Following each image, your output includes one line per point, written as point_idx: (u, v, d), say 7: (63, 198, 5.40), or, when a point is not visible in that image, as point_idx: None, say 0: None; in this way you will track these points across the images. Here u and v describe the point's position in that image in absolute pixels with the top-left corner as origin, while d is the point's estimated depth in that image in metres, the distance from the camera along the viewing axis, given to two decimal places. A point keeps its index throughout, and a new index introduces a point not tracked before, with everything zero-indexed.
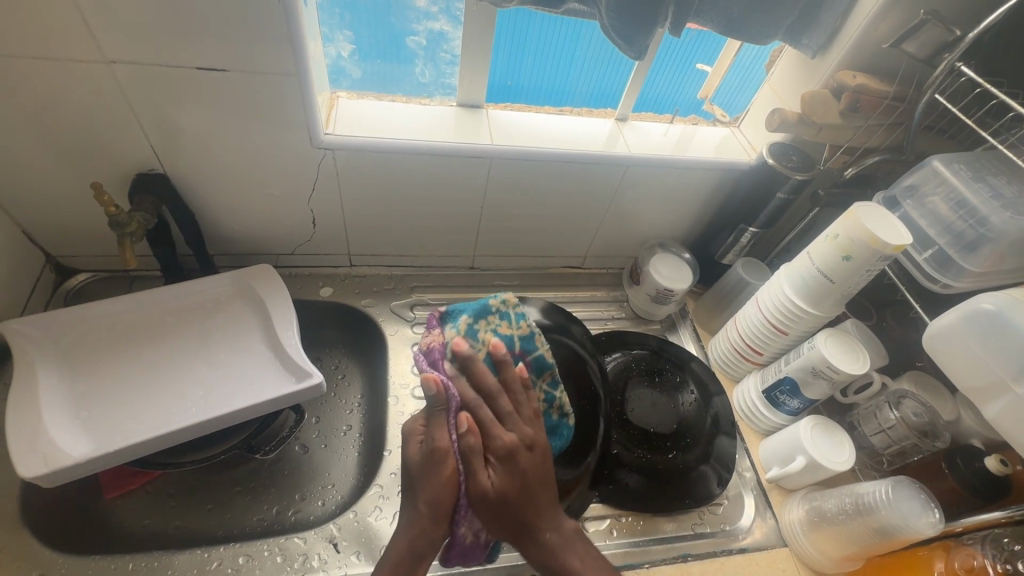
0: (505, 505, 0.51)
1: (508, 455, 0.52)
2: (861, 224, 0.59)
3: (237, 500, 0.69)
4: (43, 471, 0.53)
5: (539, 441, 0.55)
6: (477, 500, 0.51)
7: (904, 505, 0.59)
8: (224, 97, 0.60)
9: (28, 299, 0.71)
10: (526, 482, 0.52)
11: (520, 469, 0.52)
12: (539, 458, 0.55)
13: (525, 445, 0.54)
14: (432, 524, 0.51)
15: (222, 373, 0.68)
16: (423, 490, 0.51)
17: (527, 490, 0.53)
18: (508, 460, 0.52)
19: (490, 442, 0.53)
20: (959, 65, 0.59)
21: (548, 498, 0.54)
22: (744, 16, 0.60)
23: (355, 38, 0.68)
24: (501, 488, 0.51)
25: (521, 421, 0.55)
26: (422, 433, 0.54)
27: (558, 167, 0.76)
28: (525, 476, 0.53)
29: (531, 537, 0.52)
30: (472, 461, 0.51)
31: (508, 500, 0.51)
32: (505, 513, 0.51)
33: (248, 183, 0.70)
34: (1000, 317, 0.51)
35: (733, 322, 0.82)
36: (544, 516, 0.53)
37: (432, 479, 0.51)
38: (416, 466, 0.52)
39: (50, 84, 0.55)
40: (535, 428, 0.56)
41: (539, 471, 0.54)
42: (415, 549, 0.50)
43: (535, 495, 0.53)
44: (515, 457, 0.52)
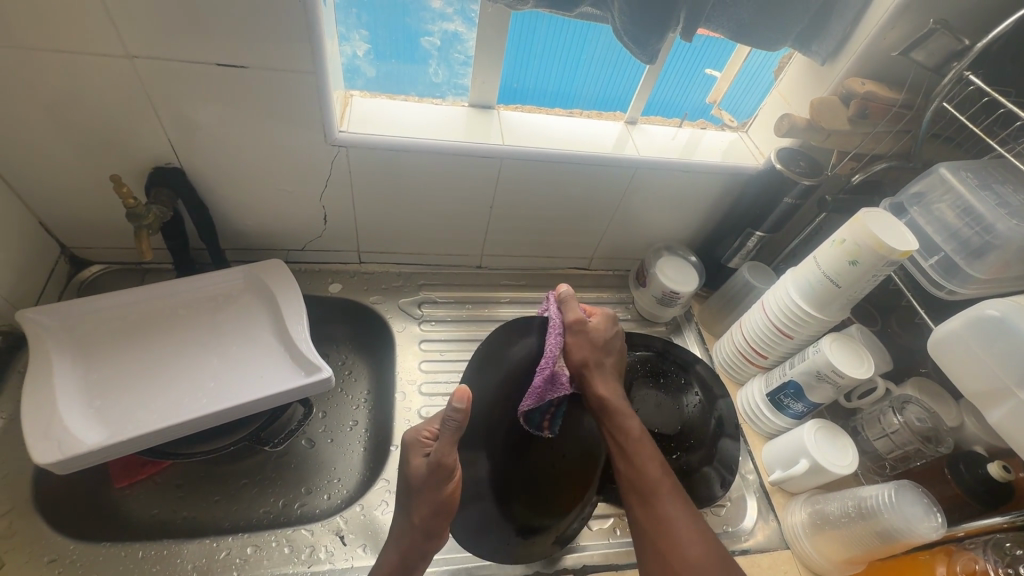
0: (597, 348, 0.67)
1: (598, 341, 0.68)
2: (868, 229, 0.60)
3: (245, 492, 0.70)
4: (58, 457, 0.54)
5: (613, 335, 0.69)
6: (576, 329, 0.66)
7: (907, 509, 0.59)
8: (242, 94, 0.61)
9: (42, 289, 0.72)
10: (598, 345, 0.67)
11: (592, 341, 0.67)
12: (614, 347, 0.69)
13: (609, 322, 0.70)
14: (422, 541, 0.54)
15: (232, 365, 0.69)
16: (418, 507, 0.53)
17: (606, 350, 0.68)
18: (608, 321, 0.70)
19: (586, 322, 0.67)
20: (967, 74, 0.59)
21: (604, 371, 0.67)
22: (755, 22, 0.61)
23: (371, 37, 0.69)
24: (570, 350, 0.66)
25: (587, 340, 0.66)
26: (426, 447, 0.54)
27: (568, 168, 0.76)
28: (608, 348, 0.68)
29: (594, 376, 0.66)
30: (579, 325, 0.66)
31: (592, 343, 0.67)
32: (593, 352, 0.66)
33: (262, 178, 0.71)
34: (1005, 323, 0.51)
35: (738, 325, 0.83)
36: (603, 372, 0.67)
37: (433, 495, 0.53)
38: (417, 479, 0.53)
39: (72, 78, 0.57)
40: (603, 335, 0.68)
41: (617, 346, 0.70)
42: (406, 562, 0.54)
43: (604, 367, 0.67)
44: (596, 331, 0.68)
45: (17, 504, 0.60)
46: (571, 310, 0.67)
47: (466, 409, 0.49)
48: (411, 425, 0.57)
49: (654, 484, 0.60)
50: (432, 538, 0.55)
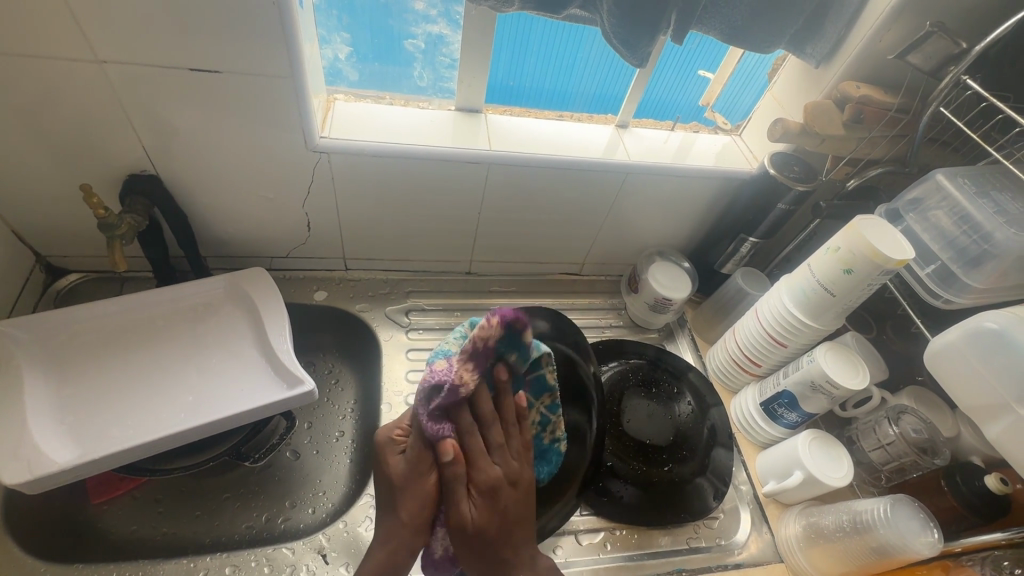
0: (491, 535, 0.47)
1: (516, 496, 0.49)
2: (863, 238, 0.58)
3: (226, 506, 0.68)
4: (26, 478, 0.52)
5: (524, 477, 0.50)
6: (455, 531, 0.46)
7: (903, 524, 0.58)
8: (218, 98, 0.59)
9: (16, 300, 0.70)
10: (504, 521, 0.48)
11: (501, 508, 0.48)
12: (522, 494, 0.50)
13: (508, 482, 0.49)
14: (413, 537, 0.48)
15: (212, 379, 0.67)
16: (405, 504, 0.48)
17: (506, 525, 0.48)
18: (492, 494, 0.47)
19: (474, 473, 0.47)
20: (964, 78, 0.58)
21: (525, 535, 0.50)
22: (746, 24, 0.59)
23: (353, 40, 0.67)
24: (461, 540, 0.47)
25: (508, 453, 0.49)
26: (402, 444, 0.51)
27: (558, 173, 0.75)
28: (506, 522, 0.48)
29: (509, 571, 0.48)
30: (461, 522, 0.46)
31: (488, 534, 0.47)
32: (487, 542, 0.47)
33: (242, 186, 0.69)
34: (1003, 336, 0.50)
35: (731, 332, 0.81)
36: (519, 541, 0.48)
37: (416, 489, 0.48)
38: (399, 477, 0.49)
39: (40, 84, 0.54)
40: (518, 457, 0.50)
41: (516, 511, 0.49)
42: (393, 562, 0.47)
43: (519, 535, 0.49)
44: (499, 481, 0.48)
45: None
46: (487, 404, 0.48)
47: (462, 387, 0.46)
48: (383, 425, 0.53)
49: None
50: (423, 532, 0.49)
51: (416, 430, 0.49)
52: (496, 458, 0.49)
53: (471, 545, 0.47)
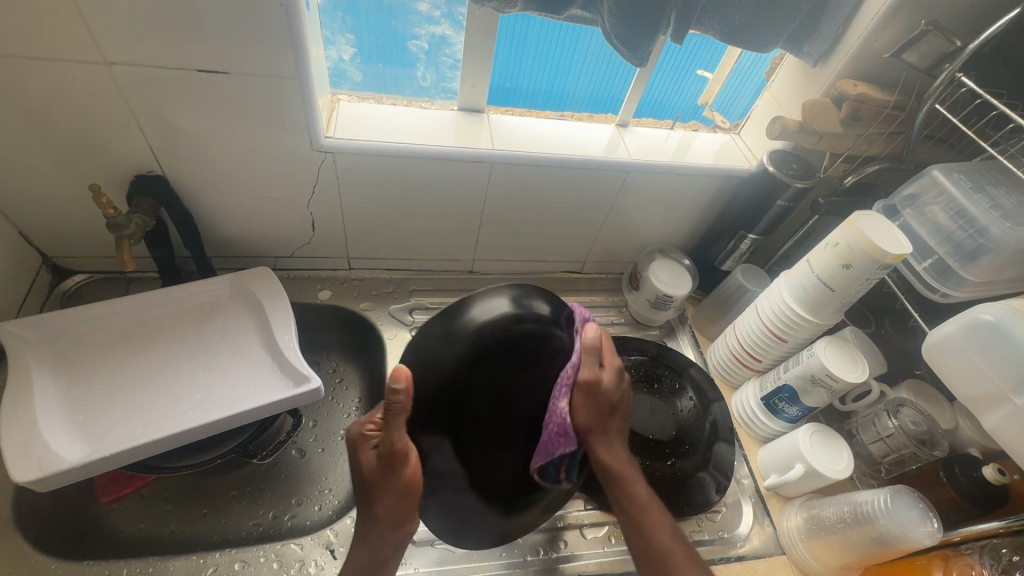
0: (605, 415, 0.55)
1: (613, 393, 0.55)
2: (862, 233, 0.59)
3: (233, 504, 0.69)
4: (37, 476, 0.53)
5: (625, 391, 0.59)
6: (586, 389, 0.52)
7: (903, 514, 0.59)
8: (224, 99, 0.59)
9: (23, 300, 0.71)
10: (616, 406, 0.57)
11: (611, 417, 0.56)
12: (627, 392, 0.59)
13: (625, 378, 0.58)
14: (391, 528, 0.51)
15: (219, 377, 0.68)
16: (383, 499, 0.49)
17: (616, 404, 0.57)
18: (618, 375, 0.56)
19: (603, 363, 0.55)
20: (959, 76, 0.59)
21: (619, 426, 0.59)
22: (745, 24, 0.60)
23: (357, 41, 0.68)
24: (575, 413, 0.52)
25: (626, 372, 0.58)
26: (373, 439, 0.50)
27: (559, 172, 0.75)
28: (612, 407, 0.56)
29: (603, 442, 0.57)
30: (591, 385, 0.52)
31: (612, 397, 0.54)
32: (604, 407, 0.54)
33: (246, 186, 0.70)
34: (999, 328, 0.51)
35: (732, 328, 0.82)
36: (610, 433, 0.57)
37: (390, 484, 0.48)
38: (372, 472, 0.49)
39: (48, 86, 0.55)
40: (626, 367, 0.59)
41: (625, 395, 0.59)
42: (377, 554, 0.52)
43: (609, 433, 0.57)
44: (614, 360, 0.56)
45: None
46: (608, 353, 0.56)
47: (408, 389, 0.45)
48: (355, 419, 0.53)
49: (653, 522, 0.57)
50: (404, 523, 0.52)
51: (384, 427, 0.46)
52: (615, 355, 0.56)
53: (597, 422, 0.55)
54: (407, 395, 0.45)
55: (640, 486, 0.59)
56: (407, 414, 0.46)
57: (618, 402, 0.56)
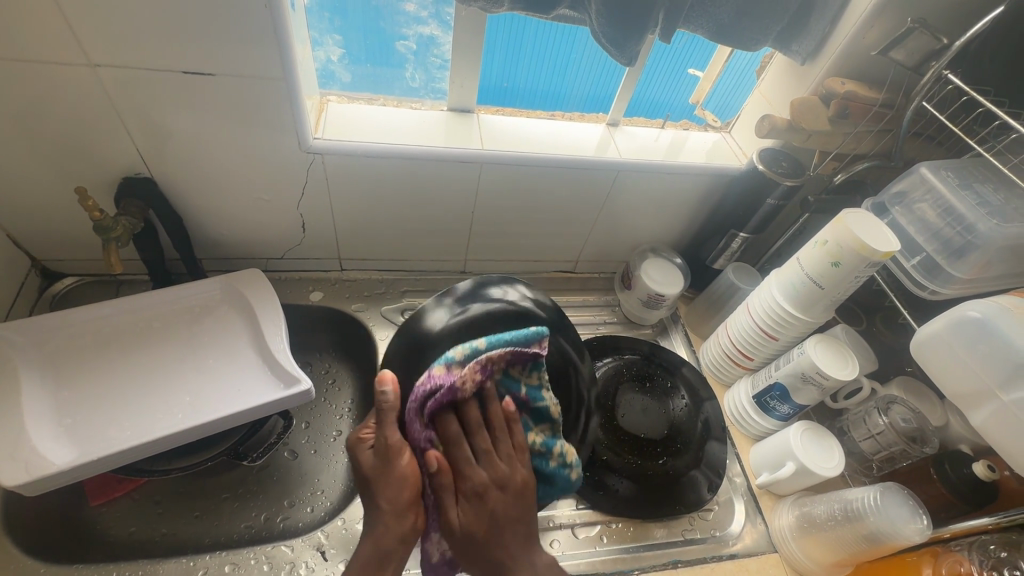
0: (477, 542, 0.48)
1: (519, 484, 0.52)
2: (850, 231, 0.59)
3: (225, 507, 0.69)
4: (25, 479, 0.53)
5: (518, 476, 0.53)
6: (446, 534, 0.50)
7: (893, 511, 0.59)
8: (211, 101, 0.59)
9: (13, 304, 0.71)
10: (495, 520, 0.49)
11: (490, 510, 0.50)
12: (513, 497, 0.52)
13: (497, 485, 0.51)
14: (397, 523, 0.49)
15: (209, 379, 0.68)
16: (384, 493, 0.50)
17: (500, 493, 0.51)
18: (477, 501, 0.50)
19: (460, 480, 0.51)
20: (946, 73, 0.59)
21: (519, 536, 0.50)
22: (732, 22, 0.60)
23: (345, 42, 0.68)
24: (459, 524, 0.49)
25: (496, 457, 0.53)
26: (369, 440, 0.53)
27: (549, 172, 0.75)
28: (494, 521, 0.49)
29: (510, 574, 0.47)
30: (446, 526, 0.49)
31: (474, 533, 0.49)
32: (484, 495, 0.50)
33: (235, 188, 0.69)
34: (986, 325, 0.51)
35: (724, 326, 0.82)
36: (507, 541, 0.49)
37: (390, 476, 0.50)
38: (370, 471, 0.51)
39: (33, 89, 0.55)
40: (518, 438, 0.55)
41: (512, 511, 0.51)
42: (381, 547, 0.48)
43: (504, 527, 0.49)
44: (493, 470, 0.52)
45: None
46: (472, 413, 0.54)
47: (395, 389, 0.51)
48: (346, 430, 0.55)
49: None
50: (406, 514, 0.50)
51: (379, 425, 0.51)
52: (487, 467, 0.52)
53: (464, 539, 0.49)
54: (394, 393, 0.51)
55: None
56: (396, 410, 0.51)
57: (474, 495, 0.50)
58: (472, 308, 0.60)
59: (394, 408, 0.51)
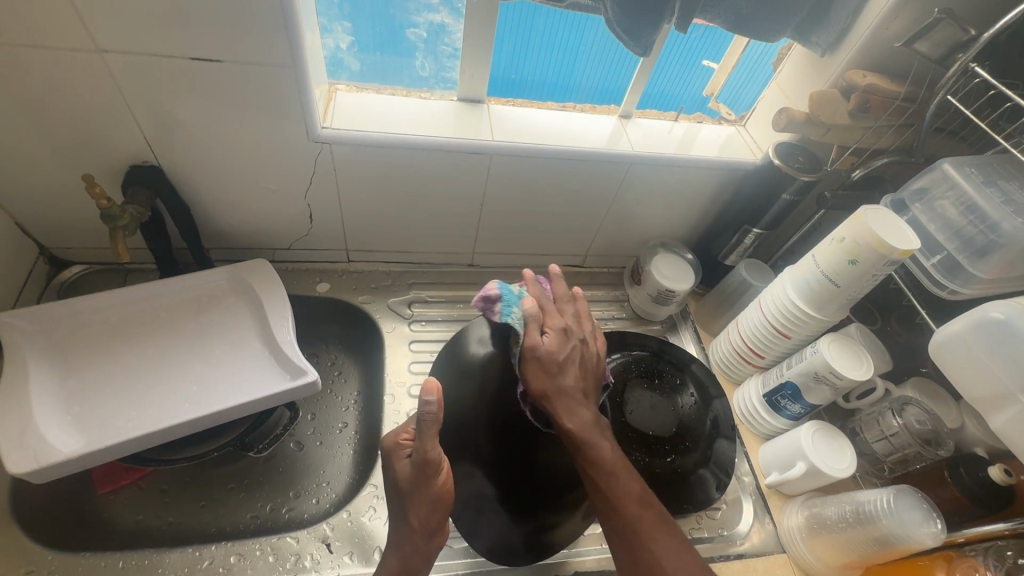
0: (552, 364, 0.57)
1: (592, 359, 0.61)
2: (869, 228, 0.58)
3: (231, 497, 0.69)
4: (32, 467, 0.53)
5: (593, 349, 0.62)
6: (530, 354, 0.57)
7: (906, 514, 0.58)
8: (219, 89, 0.59)
9: (21, 291, 0.71)
10: (585, 371, 0.59)
11: (560, 360, 0.57)
12: (586, 368, 0.60)
13: (580, 391, 0.58)
14: (422, 543, 0.51)
15: (216, 369, 0.68)
16: (414, 509, 0.51)
17: (569, 365, 0.58)
18: (564, 334, 0.59)
19: (550, 320, 0.60)
20: (972, 65, 0.57)
21: (589, 414, 0.56)
22: (752, 11, 0.58)
23: (354, 30, 0.67)
24: (547, 346, 0.57)
25: (576, 326, 0.62)
26: (407, 448, 0.52)
27: (561, 164, 0.74)
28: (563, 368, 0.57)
29: (589, 437, 0.55)
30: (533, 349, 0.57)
31: (566, 377, 0.57)
32: (547, 369, 0.57)
33: (244, 178, 0.69)
34: (1008, 326, 0.50)
35: (735, 324, 0.81)
36: (579, 402, 0.57)
37: (425, 494, 0.50)
38: (405, 480, 0.51)
39: (39, 74, 0.54)
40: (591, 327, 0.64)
41: (589, 366, 0.61)
42: (409, 566, 0.51)
43: (571, 403, 0.56)
44: (562, 365, 0.57)
45: None
46: (547, 313, 0.59)
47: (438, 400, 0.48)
48: (389, 430, 0.55)
49: (638, 494, 0.53)
50: (434, 536, 0.52)
51: (419, 436, 0.49)
52: (563, 378, 0.57)
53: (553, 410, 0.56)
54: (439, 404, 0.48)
55: (621, 472, 0.54)
56: (438, 422, 0.48)
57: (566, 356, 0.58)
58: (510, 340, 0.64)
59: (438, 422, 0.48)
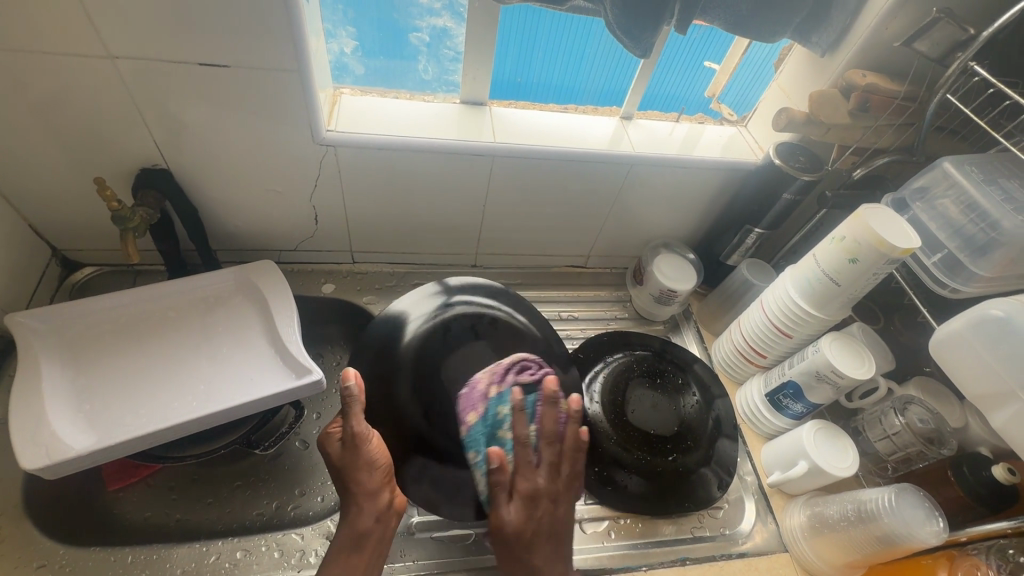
0: (519, 546, 0.55)
1: (559, 518, 0.58)
2: (868, 227, 0.58)
3: (237, 494, 0.70)
4: (44, 463, 0.54)
5: (563, 488, 0.60)
6: (495, 535, 0.56)
7: (907, 512, 0.58)
8: (226, 93, 0.60)
9: (34, 292, 0.72)
10: (540, 528, 0.56)
11: (538, 516, 0.57)
12: (557, 506, 0.58)
13: (550, 495, 0.58)
14: (373, 504, 0.54)
15: (223, 369, 0.69)
16: (356, 477, 0.54)
17: (535, 540, 0.56)
18: (530, 502, 0.57)
19: (519, 483, 0.58)
20: (972, 65, 0.57)
21: (551, 553, 0.56)
22: (750, 12, 0.58)
23: (358, 34, 0.68)
24: (516, 525, 0.55)
25: (552, 471, 0.60)
26: (336, 430, 0.55)
27: (562, 166, 0.75)
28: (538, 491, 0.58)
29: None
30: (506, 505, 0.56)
31: (523, 535, 0.55)
32: (517, 556, 0.55)
33: (251, 180, 0.70)
34: (1008, 324, 0.50)
35: (737, 323, 0.81)
36: (542, 563, 0.55)
37: (357, 464, 0.54)
38: (337, 460, 0.54)
39: (53, 80, 0.56)
40: (573, 466, 0.61)
41: (552, 523, 0.57)
42: (360, 529, 0.53)
43: (546, 543, 0.56)
44: (538, 487, 0.58)
45: (8, 509, 0.60)
46: (551, 423, 0.62)
47: (359, 383, 0.53)
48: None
49: None
50: (384, 491, 0.55)
51: (345, 415, 0.53)
52: (541, 509, 0.57)
53: (507, 550, 0.55)
54: (358, 386, 0.53)
55: None
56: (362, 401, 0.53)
57: (535, 499, 0.57)
58: (446, 312, 0.73)
59: (360, 399, 0.53)
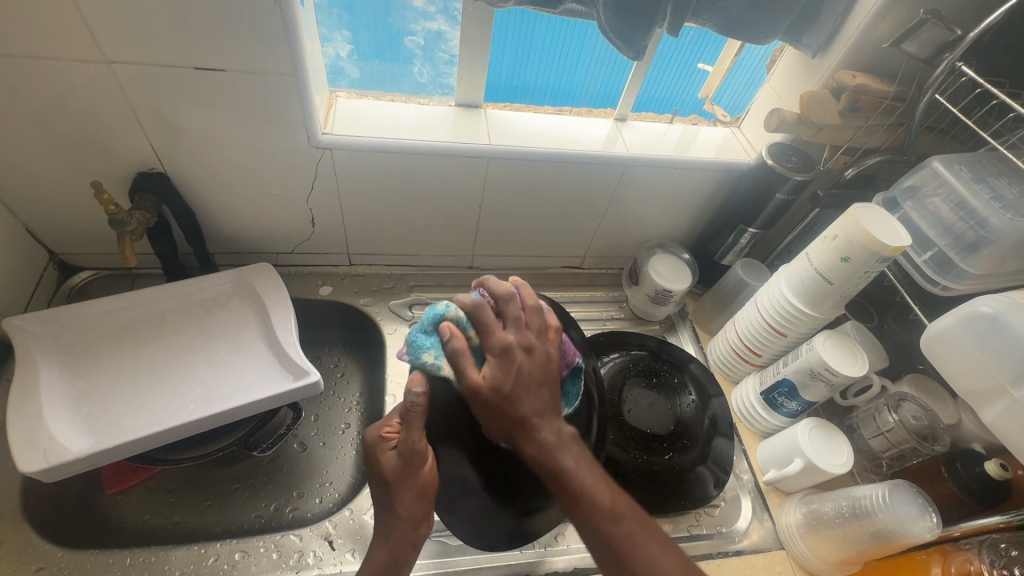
0: (498, 403, 0.49)
1: (546, 368, 0.52)
2: (860, 225, 0.58)
3: (236, 496, 0.70)
4: (42, 466, 0.54)
5: (545, 347, 0.53)
6: (470, 397, 0.49)
7: (901, 509, 0.58)
8: (222, 96, 0.60)
9: (32, 296, 0.72)
10: (522, 375, 0.50)
11: (514, 364, 0.49)
12: (539, 359, 0.52)
13: (522, 347, 0.51)
14: (412, 530, 0.51)
15: (221, 372, 0.69)
16: (401, 497, 0.50)
17: (515, 398, 0.49)
18: (503, 357, 0.49)
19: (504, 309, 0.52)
20: (959, 65, 0.58)
21: (541, 399, 0.50)
22: (741, 14, 0.59)
23: (353, 38, 0.68)
24: (492, 335, 0.50)
25: (524, 325, 0.52)
26: (392, 440, 0.52)
27: (557, 168, 0.76)
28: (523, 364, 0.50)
29: (524, 433, 0.49)
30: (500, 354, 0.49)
31: (503, 388, 0.48)
32: (500, 424, 0.49)
33: (248, 183, 0.71)
34: (997, 320, 0.50)
35: (732, 322, 0.81)
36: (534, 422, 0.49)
37: (409, 483, 0.50)
38: (390, 473, 0.51)
39: (50, 85, 0.56)
40: (545, 334, 0.53)
41: (539, 370, 0.51)
42: (397, 555, 0.50)
43: (530, 391, 0.50)
44: (512, 352, 0.50)
45: (6, 512, 0.60)
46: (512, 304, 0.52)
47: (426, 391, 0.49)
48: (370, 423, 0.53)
49: (603, 497, 0.47)
50: (422, 523, 0.52)
51: (405, 428, 0.49)
52: (523, 382, 0.50)
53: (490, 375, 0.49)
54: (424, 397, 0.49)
55: (588, 474, 0.48)
56: (423, 414, 0.49)
57: (519, 375, 0.49)
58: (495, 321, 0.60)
59: (423, 412, 0.49)
